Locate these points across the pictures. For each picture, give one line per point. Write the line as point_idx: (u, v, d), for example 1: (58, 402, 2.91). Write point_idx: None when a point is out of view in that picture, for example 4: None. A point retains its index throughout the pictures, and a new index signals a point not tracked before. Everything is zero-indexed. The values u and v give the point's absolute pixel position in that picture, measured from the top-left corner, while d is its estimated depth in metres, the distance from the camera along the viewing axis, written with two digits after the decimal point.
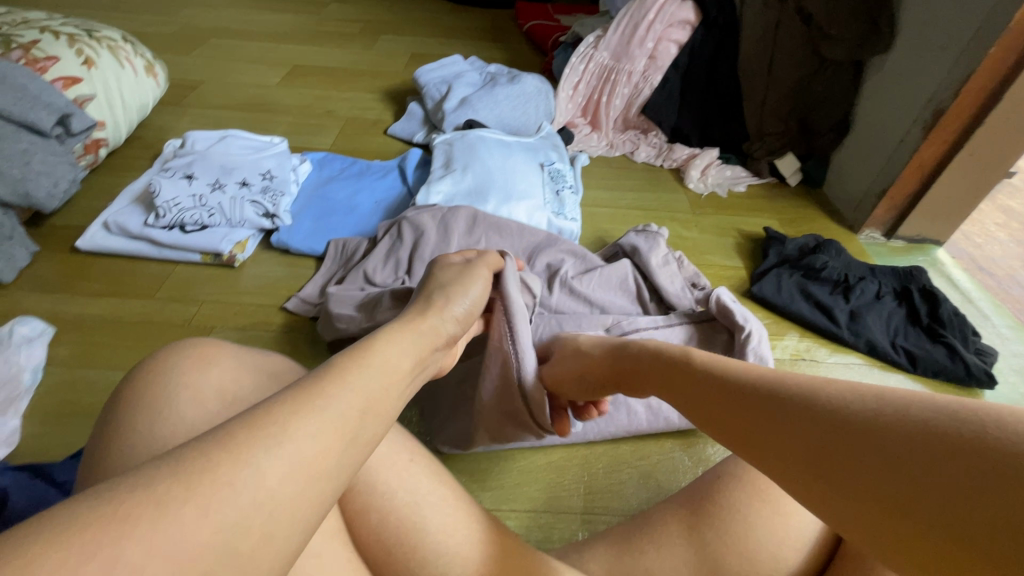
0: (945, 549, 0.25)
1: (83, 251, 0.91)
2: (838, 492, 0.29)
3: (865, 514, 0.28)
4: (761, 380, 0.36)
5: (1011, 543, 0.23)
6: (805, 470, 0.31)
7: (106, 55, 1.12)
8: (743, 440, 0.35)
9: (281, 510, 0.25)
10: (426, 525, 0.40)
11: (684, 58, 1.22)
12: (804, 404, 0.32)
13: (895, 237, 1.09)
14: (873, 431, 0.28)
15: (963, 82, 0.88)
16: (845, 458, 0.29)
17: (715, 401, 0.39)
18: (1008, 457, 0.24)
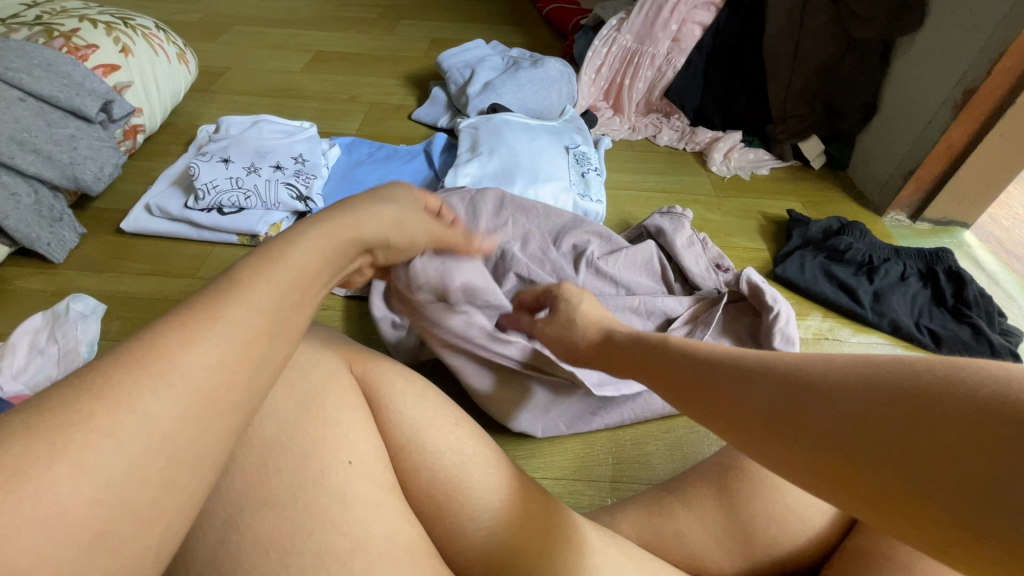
0: (905, 500, 0.28)
1: (127, 233, 0.95)
2: (806, 448, 0.32)
3: (828, 464, 0.31)
4: (729, 356, 0.40)
5: (941, 479, 0.27)
6: (770, 433, 0.34)
7: (141, 43, 1.15)
8: (718, 409, 0.38)
9: (188, 435, 0.25)
10: (472, 483, 0.42)
11: (708, 41, 1.22)
12: (773, 375, 0.35)
13: (920, 219, 1.08)
14: (834, 393, 0.31)
15: (996, 62, 0.88)
16: (810, 419, 0.32)
17: (692, 373, 0.42)
18: (939, 405, 0.28)
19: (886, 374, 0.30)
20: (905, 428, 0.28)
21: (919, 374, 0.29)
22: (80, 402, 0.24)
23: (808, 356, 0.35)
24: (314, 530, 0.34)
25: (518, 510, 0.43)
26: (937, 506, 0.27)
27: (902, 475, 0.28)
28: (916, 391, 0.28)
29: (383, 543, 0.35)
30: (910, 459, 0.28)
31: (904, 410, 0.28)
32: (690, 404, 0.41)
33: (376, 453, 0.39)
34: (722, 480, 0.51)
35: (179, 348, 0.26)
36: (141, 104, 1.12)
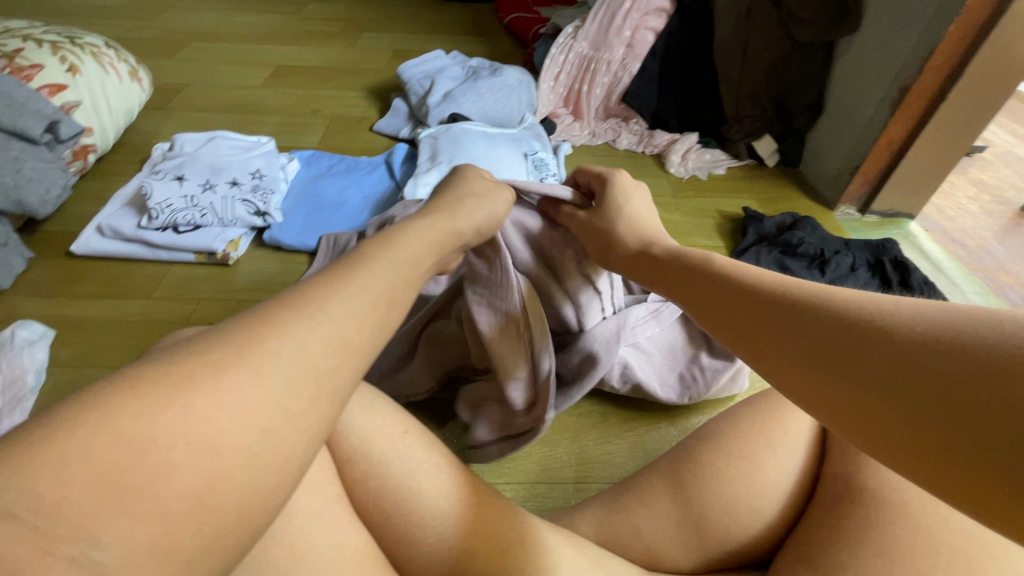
0: (935, 446, 0.26)
1: (77, 255, 0.92)
2: (840, 382, 0.31)
3: (851, 403, 0.30)
4: (783, 293, 0.38)
5: (980, 428, 0.25)
6: (806, 366, 0.33)
7: (90, 61, 1.13)
8: (757, 345, 0.37)
9: (297, 395, 0.27)
10: (422, 490, 0.43)
11: (661, 46, 1.25)
12: (820, 314, 0.34)
13: (869, 212, 1.13)
14: (883, 334, 0.30)
15: (926, 59, 0.92)
16: (847, 358, 0.31)
17: (739, 309, 0.41)
18: (991, 354, 0.25)
19: (947, 324, 0.28)
20: (946, 376, 0.26)
21: (985, 328, 0.26)
22: (245, 337, 0.28)
23: (871, 297, 0.33)
24: (253, 545, 0.34)
25: (470, 516, 0.43)
26: (951, 447, 0.26)
27: (933, 422, 0.26)
28: (969, 344, 0.26)
29: (328, 553, 0.35)
30: (950, 406, 0.26)
31: (949, 360, 0.27)
32: (733, 338, 0.40)
33: (322, 465, 0.39)
34: (677, 473, 0.51)
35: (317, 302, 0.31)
36: (92, 123, 1.09)
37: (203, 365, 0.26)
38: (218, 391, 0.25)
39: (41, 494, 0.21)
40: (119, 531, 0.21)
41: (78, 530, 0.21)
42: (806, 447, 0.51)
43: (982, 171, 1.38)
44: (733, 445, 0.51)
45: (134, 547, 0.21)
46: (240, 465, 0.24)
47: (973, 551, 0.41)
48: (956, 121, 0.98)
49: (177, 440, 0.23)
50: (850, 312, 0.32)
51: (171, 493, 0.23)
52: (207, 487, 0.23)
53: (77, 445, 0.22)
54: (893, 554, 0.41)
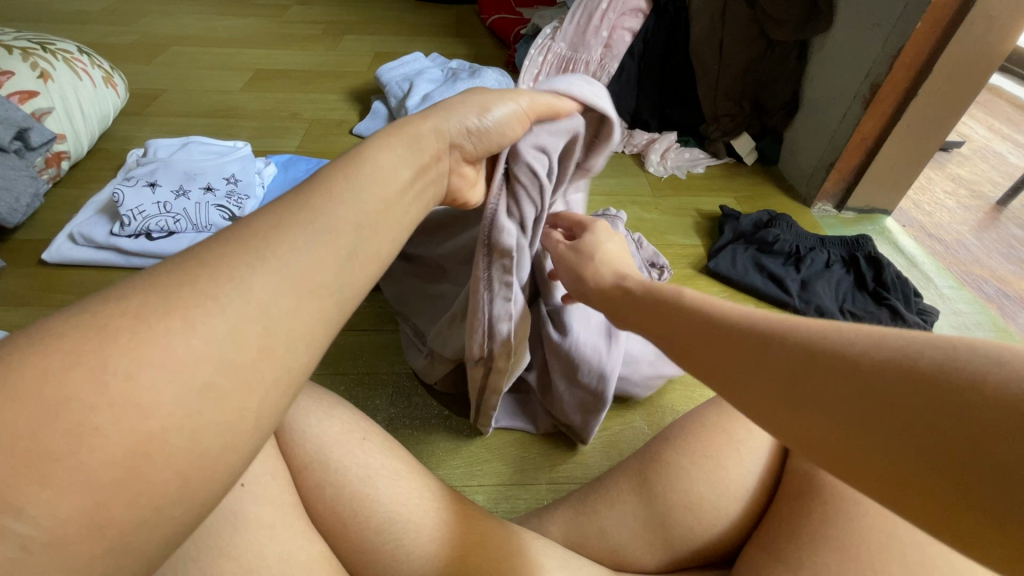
0: (931, 491, 0.23)
1: (49, 264, 0.91)
2: (812, 417, 0.27)
3: (834, 451, 0.26)
4: (746, 321, 0.35)
5: (978, 474, 0.21)
6: (773, 398, 0.30)
7: (62, 67, 1.13)
8: (722, 385, 0.34)
9: (256, 366, 0.25)
10: (379, 495, 0.43)
11: (639, 45, 1.26)
12: (781, 346, 0.31)
13: (845, 209, 1.14)
14: (847, 368, 0.27)
15: (896, 56, 0.93)
16: (817, 400, 0.27)
17: (699, 342, 0.37)
18: (974, 389, 0.22)
19: (911, 350, 0.25)
20: (926, 409, 0.23)
21: (954, 356, 0.24)
22: (206, 272, 0.26)
23: (826, 324, 0.30)
24: (200, 556, 0.33)
25: (428, 521, 0.43)
26: (948, 492, 0.22)
27: (925, 463, 0.23)
28: (943, 373, 0.23)
29: (277, 563, 0.36)
30: (943, 446, 0.23)
31: (924, 390, 0.24)
32: (696, 373, 0.37)
33: (275, 473, 0.39)
34: (641, 473, 0.51)
35: (285, 233, 0.29)
36: (64, 130, 1.08)
37: (160, 303, 0.24)
38: (173, 332, 0.24)
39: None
40: (69, 481, 0.20)
41: (27, 478, 0.20)
42: (769, 444, 0.52)
43: (959, 166, 1.40)
44: (698, 443, 0.51)
45: (84, 499, 0.21)
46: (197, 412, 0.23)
47: (927, 545, 0.41)
48: (927, 117, 0.99)
49: (131, 384, 0.22)
50: (810, 344, 0.29)
51: (123, 443, 0.21)
52: (161, 435, 0.22)
53: (28, 388, 0.21)
54: (847, 550, 0.41)
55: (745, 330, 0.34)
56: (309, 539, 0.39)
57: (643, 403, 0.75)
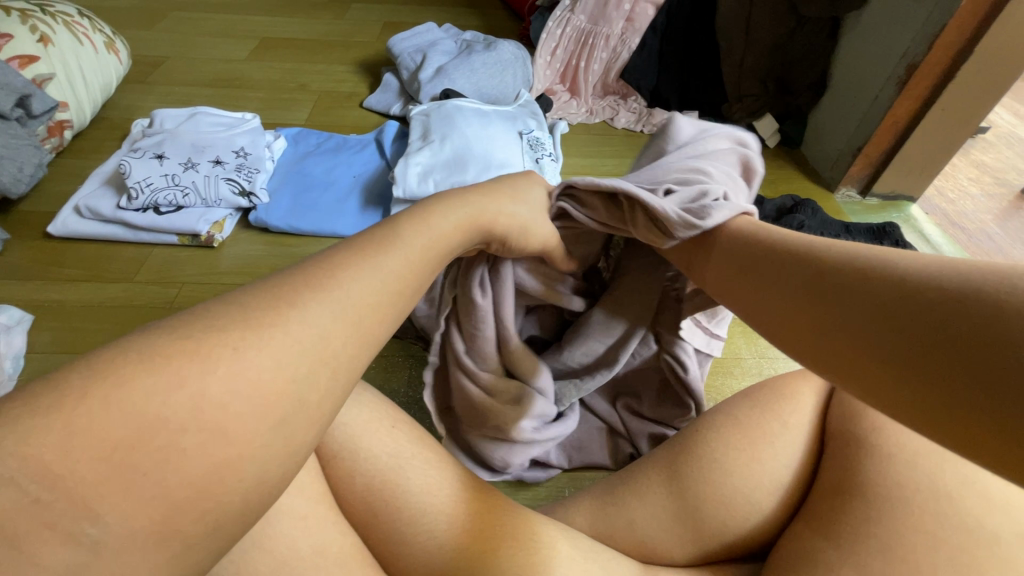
0: (947, 404, 0.26)
1: (56, 237, 0.89)
2: (857, 346, 0.31)
3: (846, 345, 0.32)
4: (814, 261, 0.38)
5: (994, 385, 0.24)
6: (835, 331, 0.33)
7: (63, 31, 1.08)
8: (762, 303, 0.41)
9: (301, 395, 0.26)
10: (409, 486, 0.42)
11: (662, 19, 1.20)
12: (820, 264, 0.37)
13: (870, 195, 1.11)
14: (872, 279, 0.32)
15: (936, 37, 0.89)
16: (839, 301, 0.34)
17: (743, 268, 0.44)
18: (1000, 302, 0.25)
19: (933, 265, 0.30)
20: (924, 313, 0.28)
21: (968, 273, 0.28)
22: (264, 311, 0.27)
23: (883, 254, 0.34)
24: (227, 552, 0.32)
25: (460, 512, 0.42)
26: (962, 402, 0.25)
27: (914, 355, 0.28)
28: (949, 287, 0.28)
29: (309, 557, 0.35)
30: (962, 358, 0.26)
31: (929, 298, 0.28)
32: (739, 298, 0.44)
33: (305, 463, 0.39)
34: (672, 465, 0.50)
35: (333, 287, 0.30)
36: (66, 98, 1.05)
37: (206, 352, 0.24)
38: (230, 381, 0.24)
39: (40, 469, 0.20)
40: (122, 514, 0.20)
41: (80, 510, 0.20)
42: (805, 437, 0.50)
43: (984, 153, 1.36)
44: (732, 437, 0.50)
45: (135, 530, 0.20)
46: (250, 447, 0.24)
47: (979, 549, 0.40)
48: (964, 101, 0.95)
49: (186, 421, 0.22)
50: (845, 260, 0.35)
51: (177, 477, 0.22)
52: (212, 472, 0.22)
53: (78, 419, 0.21)
54: (893, 553, 0.40)
55: (791, 255, 0.40)
56: (344, 534, 0.38)
57: None
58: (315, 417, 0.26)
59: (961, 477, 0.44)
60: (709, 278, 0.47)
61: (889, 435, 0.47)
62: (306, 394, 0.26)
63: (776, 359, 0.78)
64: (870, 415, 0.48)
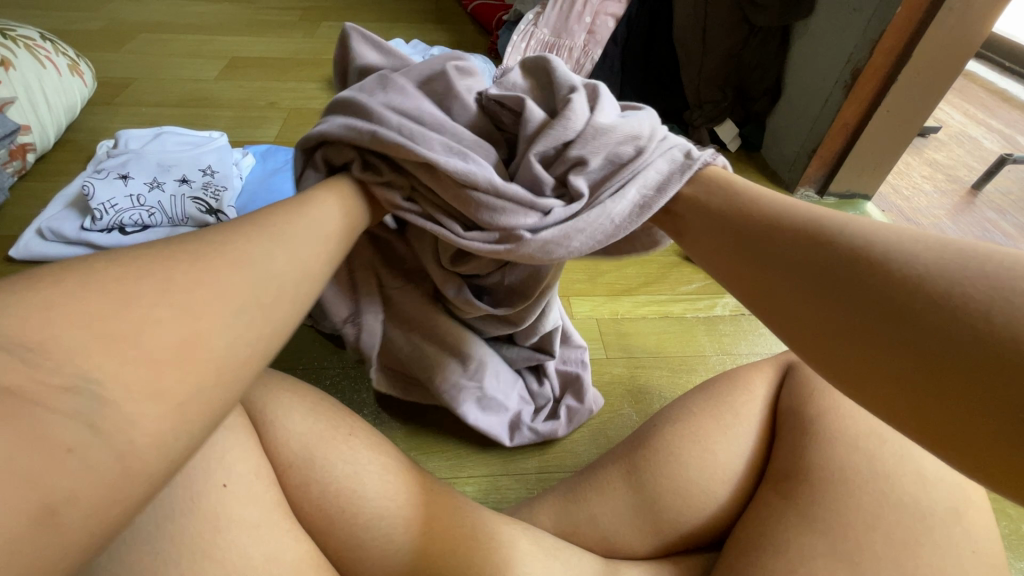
0: (947, 428, 0.25)
1: (16, 260, 0.88)
2: (862, 351, 0.28)
3: (860, 350, 0.28)
4: (820, 236, 0.32)
5: (1009, 427, 0.23)
6: (834, 323, 0.29)
7: (24, 55, 1.09)
8: (756, 282, 0.34)
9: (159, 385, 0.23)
10: (366, 492, 0.43)
11: (622, 32, 1.24)
12: (827, 253, 0.31)
13: (826, 194, 1.15)
14: (895, 284, 0.27)
15: (876, 42, 0.93)
16: (840, 288, 0.29)
17: (727, 240, 0.37)
18: None
19: (954, 272, 0.26)
20: (952, 337, 0.25)
21: (987, 288, 0.25)
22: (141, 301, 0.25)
23: (907, 239, 0.29)
24: (181, 559, 0.34)
25: (418, 514, 0.43)
26: (973, 433, 0.24)
27: (930, 374, 0.25)
28: (972, 312, 0.25)
29: (262, 563, 0.36)
30: (984, 393, 0.24)
31: (960, 318, 0.25)
32: (720, 271, 0.37)
33: (258, 473, 0.40)
34: (632, 460, 0.51)
35: (272, 228, 0.33)
36: (28, 121, 1.05)
37: (174, 266, 0.27)
38: (193, 282, 0.27)
39: (22, 341, 0.22)
40: (108, 369, 0.23)
41: (67, 367, 0.22)
42: (757, 428, 0.52)
43: (937, 152, 1.41)
44: (686, 429, 0.51)
45: (128, 382, 0.23)
46: (217, 324, 0.26)
47: (913, 525, 0.42)
48: (906, 103, 1.00)
49: (161, 305, 0.25)
50: (862, 247, 0.30)
51: (152, 341, 0.24)
52: (184, 341, 0.25)
53: None
54: (834, 532, 0.42)
55: (790, 231, 0.33)
56: (299, 543, 0.39)
57: (632, 389, 0.76)
58: (273, 300, 0.30)
59: (898, 459, 0.46)
60: (693, 249, 0.39)
61: (833, 421, 0.48)
62: (261, 296, 0.29)
63: (738, 355, 0.80)
64: (815, 402, 0.50)
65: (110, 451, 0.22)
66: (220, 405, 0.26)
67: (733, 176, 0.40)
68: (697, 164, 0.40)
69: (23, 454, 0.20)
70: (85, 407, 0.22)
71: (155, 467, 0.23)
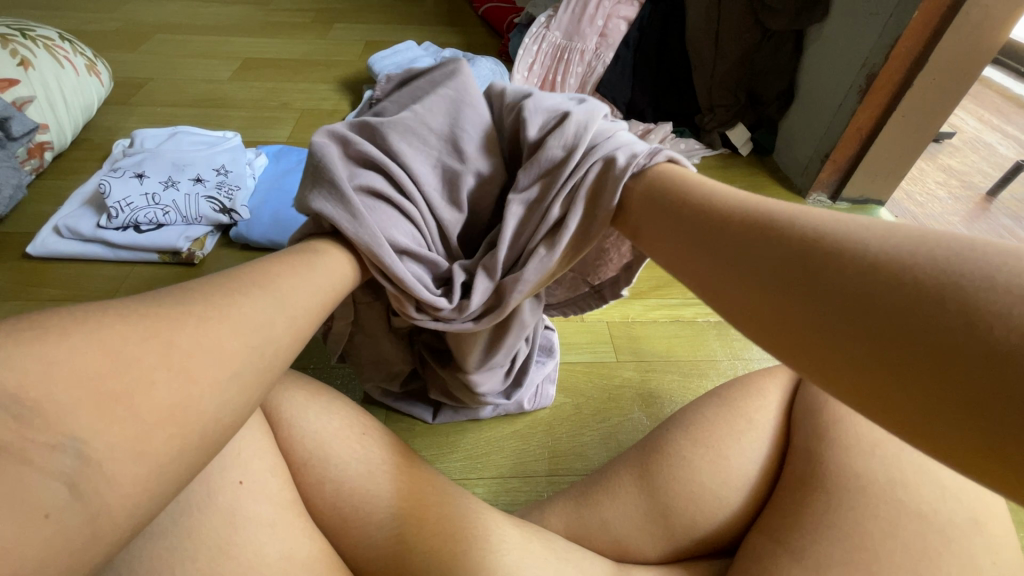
0: (929, 427, 0.22)
1: (34, 257, 0.89)
2: (830, 352, 0.25)
3: (813, 339, 0.26)
4: (779, 230, 0.29)
5: (996, 425, 0.20)
6: (795, 320, 0.27)
7: (43, 55, 1.11)
8: (715, 278, 0.32)
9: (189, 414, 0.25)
10: (379, 493, 0.43)
11: (634, 35, 1.23)
12: (781, 240, 0.29)
13: (839, 199, 1.14)
14: (845, 273, 0.25)
15: (892, 47, 0.93)
16: (801, 283, 0.27)
17: (685, 234, 0.35)
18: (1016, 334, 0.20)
19: (899, 250, 0.25)
20: (911, 319, 0.23)
21: (941, 273, 0.23)
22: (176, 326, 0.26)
23: (863, 230, 0.27)
24: (198, 556, 0.34)
25: (431, 517, 0.43)
26: (961, 433, 0.21)
27: (900, 374, 0.23)
28: (927, 295, 0.23)
29: (278, 562, 0.36)
30: (963, 392, 0.21)
31: (909, 301, 0.23)
32: (681, 264, 0.35)
33: (274, 471, 0.40)
34: (645, 464, 0.51)
35: (269, 280, 0.32)
36: (46, 120, 1.06)
37: (168, 312, 0.27)
38: (192, 336, 0.26)
39: (17, 395, 0.21)
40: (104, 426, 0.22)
41: (56, 428, 0.21)
42: (770, 434, 0.52)
43: (950, 157, 1.40)
44: (698, 434, 0.51)
45: (114, 442, 0.22)
46: (210, 385, 0.26)
47: (929, 534, 0.42)
48: (921, 109, 0.99)
49: (156, 365, 0.24)
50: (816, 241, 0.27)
51: (142, 394, 0.24)
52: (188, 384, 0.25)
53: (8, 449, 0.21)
54: (850, 540, 0.42)
55: (741, 222, 0.31)
56: (313, 543, 0.39)
57: (644, 392, 0.76)
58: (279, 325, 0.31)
59: (915, 466, 0.45)
60: (655, 248, 0.37)
61: (849, 427, 0.48)
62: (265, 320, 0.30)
63: (750, 360, 0.80)
64: (830, 408, 0.50)
65: (87, 512, 0.22)
66: (205, 455, 0.26)
67: (687, 169, 0.39)
68: (641, 163, 0.38)
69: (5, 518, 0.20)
70: (69, 469, 0.21)
71: (128, 520, 0.23)
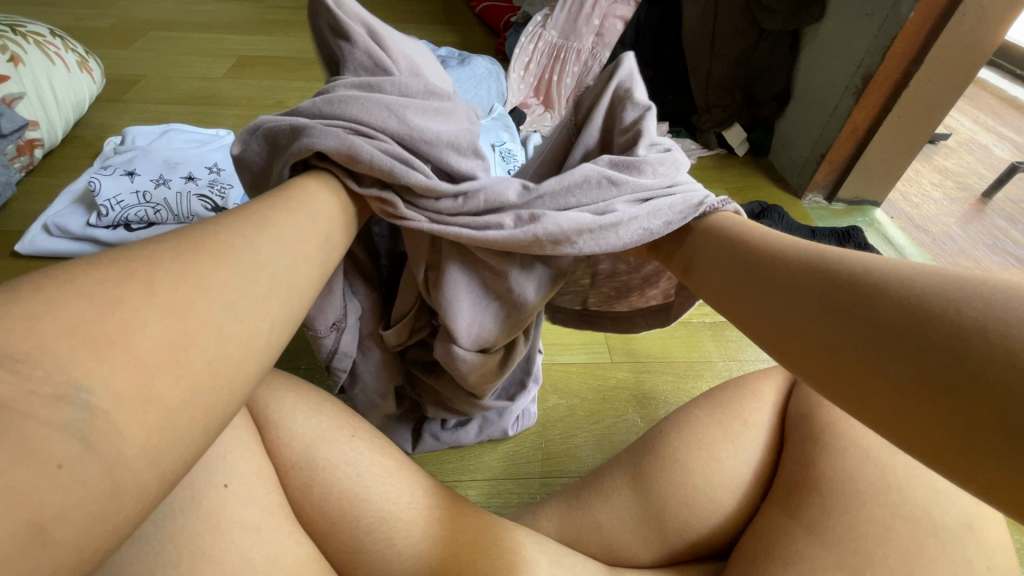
0: (955, 458, 0.21)
1: (22, 255, 0.88)
2: (863, 378, 0.25)
3: (846, 367, 0.26)
4: (823, 262, 0.29)
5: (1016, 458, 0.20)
6: (830, 347, 0.27)
7: (34, 51, 1.10)
8: (748, 303, 0.32)
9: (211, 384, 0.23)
10: (368, 495, 0.42)
11: (631, 35, 1.23)
12: (823, 270, 0.29)
13: (836, 200, 1.14)
14: (882, 302, 0.25)
15: (888, 48, 0.92)
16: (839, 310, 0.27)
17: (724, 263, 0.35)
18: None
19: (939, 282, 0.24)
20: (947, 355, 0.22)
21: (981, 304, 0.22)
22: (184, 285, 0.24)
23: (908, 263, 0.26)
24: (180, 561, 0.33)
25: (421, 518, 0.43)
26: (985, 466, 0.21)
27: (931, 402, 0.22)
28: (966, 326, 0.22)
29: (262, 565, 0.36)
30: (994, 424, 0.21)
31: (946, 332, 0.23)
32: (717, 290, 0.35)
33: (260, 474, 0.39)
34: (638, 467, 0.50)
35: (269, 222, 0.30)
36: (36, 117, 1.05)
37: (163, 261, 0.25)
38: (207, 291, 0.25)
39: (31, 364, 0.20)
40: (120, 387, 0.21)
41: (77, 380, 0.20)
42: (764, 439, 0.52)
43: (946, 158, 1.40)
44: (692, 437, 0.50)
45: (135, 412, 0.21)
46: (231, 342, 0.25)
47: (923, 536, 0.41)
48: (916, 110, 0.99)
49: (173, 329, 0.23)
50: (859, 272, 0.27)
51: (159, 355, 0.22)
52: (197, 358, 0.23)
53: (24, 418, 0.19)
54: (843, 544, 0.41)
55: (782, 253, 0.32)
56: (299, 548, 0.38)
57: (639, 394, 0.75)
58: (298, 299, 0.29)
59: (908, 469, 0.45)
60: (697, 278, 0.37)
61: (843, 430, 0.48)
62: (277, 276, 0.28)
63: (745, 361, 0.80)
64: (824, 411, 0.49)
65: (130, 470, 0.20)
66: None
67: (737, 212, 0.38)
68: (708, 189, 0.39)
69: (26, 479, 0.18)
70: (75, 421, 0.20)
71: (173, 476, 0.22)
